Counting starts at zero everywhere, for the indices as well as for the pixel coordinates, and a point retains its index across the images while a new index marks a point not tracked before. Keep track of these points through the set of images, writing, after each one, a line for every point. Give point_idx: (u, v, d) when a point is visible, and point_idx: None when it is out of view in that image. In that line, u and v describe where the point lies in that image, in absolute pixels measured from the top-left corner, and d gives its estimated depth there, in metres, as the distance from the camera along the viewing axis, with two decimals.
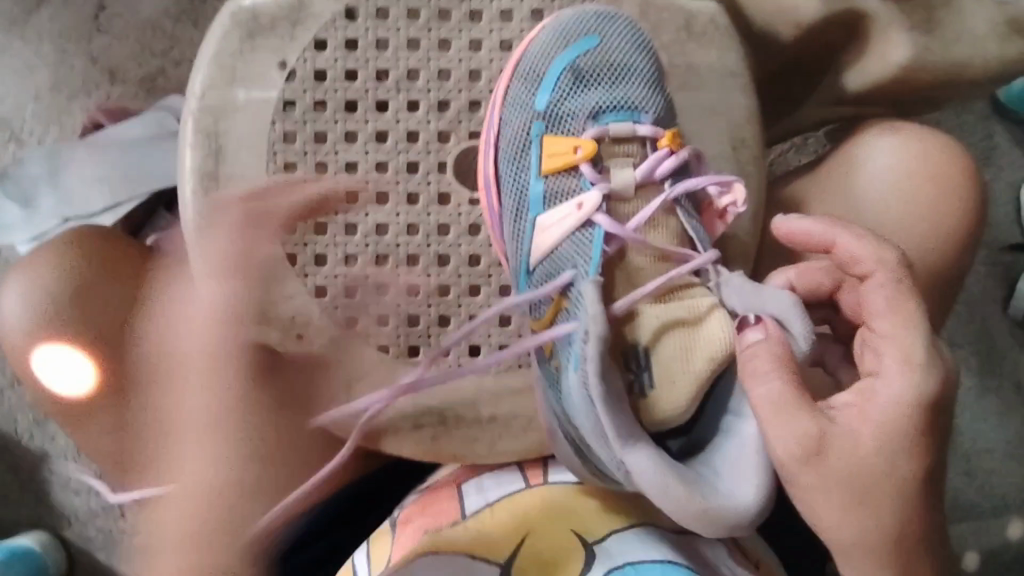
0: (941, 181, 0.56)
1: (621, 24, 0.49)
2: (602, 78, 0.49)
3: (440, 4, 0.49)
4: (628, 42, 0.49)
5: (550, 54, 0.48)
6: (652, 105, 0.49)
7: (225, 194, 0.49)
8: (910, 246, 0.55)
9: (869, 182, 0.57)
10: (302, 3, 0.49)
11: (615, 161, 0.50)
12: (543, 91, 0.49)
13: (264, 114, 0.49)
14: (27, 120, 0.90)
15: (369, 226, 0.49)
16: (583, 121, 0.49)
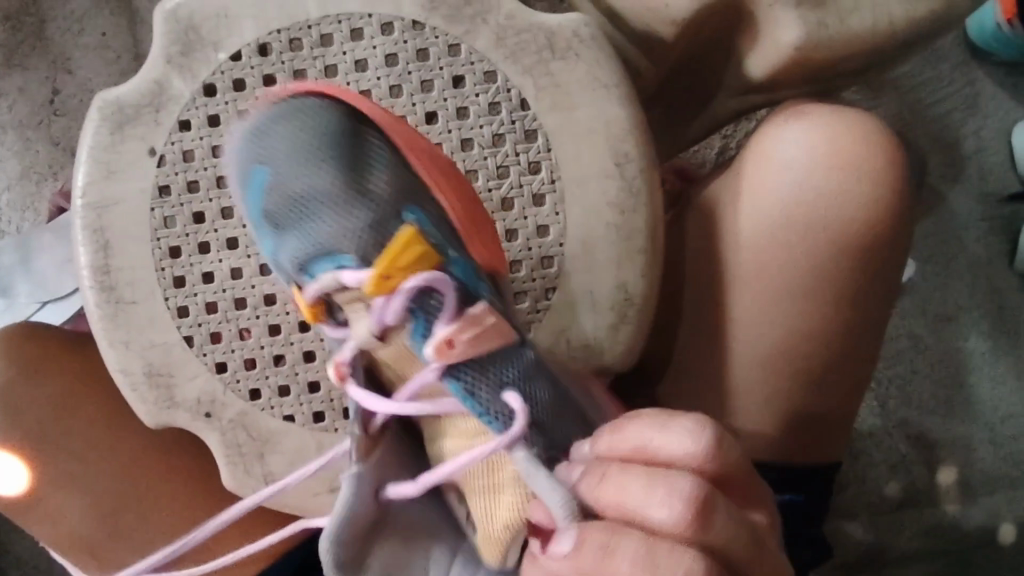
0: (857, 160, 0.53)
1: (303, 122, 0.43)
2: (296, 213, 0.43)
3: (294, 65, 0.48)
4: (294, 159, 0.43)
5: (249, 199, 0.44)
6: (352, 220, 0.42)
7: (118, 286, 0.49)
8: (839, 228, 0.52)
9: (778, 170, 0.54)
10: (161, 86, 0.49)
11: (350, 307, 0.43)
12: (263, 239, 0.45)
13: (143, 202, 0.49)
14: (2, 209, 0.92)
15: (257, 297, 0.49)
16: (298, 275, 0.44)
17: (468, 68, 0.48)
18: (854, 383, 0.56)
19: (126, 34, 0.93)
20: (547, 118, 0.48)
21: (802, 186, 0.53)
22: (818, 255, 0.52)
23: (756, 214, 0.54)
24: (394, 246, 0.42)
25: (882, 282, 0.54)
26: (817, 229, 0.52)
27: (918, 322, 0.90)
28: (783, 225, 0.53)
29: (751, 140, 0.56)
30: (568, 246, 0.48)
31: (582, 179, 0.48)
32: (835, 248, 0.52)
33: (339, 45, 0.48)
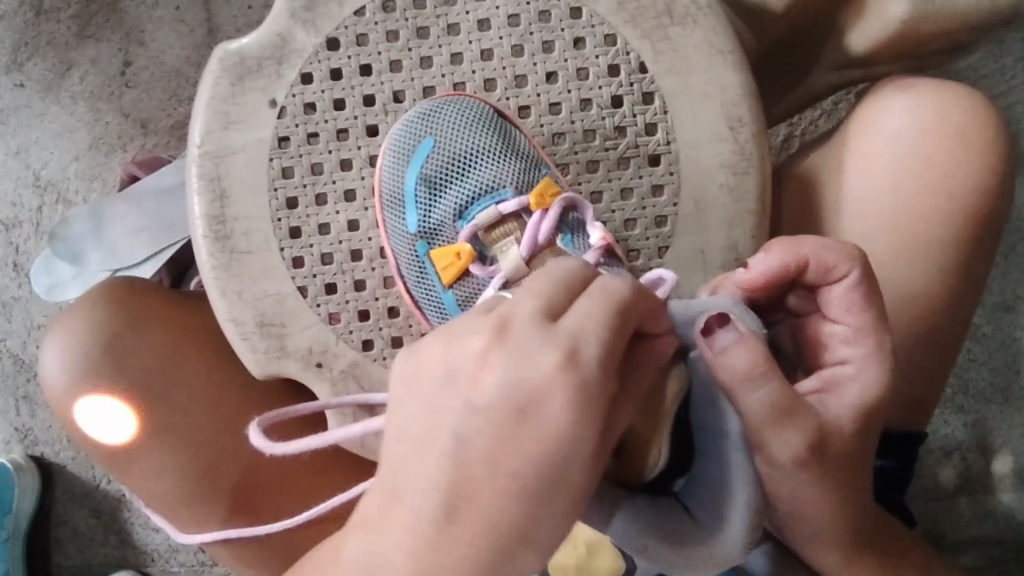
0: (964, 132, 0.53)
1: (466, 108, 0.49)
2: (455, 171, 0.51)
3: (417, 22, 0.50)
4: (460, 132, 0.50)
5: (402, 175, 0.50)
6: (510, 177, 0.51)
7: (234, 236, 0.51)
8: (945, 198, 0.52)
9: (883, 141, 0.54)
10: (284, 40, 0.50)
11: (500, 246, 0.51)
12: (410, 209, 0.51)
13: (262, 152, 0.50)
14: (71, 179, 0.92)
15: (374, 250, 0.51)
16: (453, 224, 0.52)
17: (589, 30, 0.49)
18: (946, 351, 0.56)
19: (197, 6, 0.92)
20: (664, 81, 0.49)
21: (905, 156, 0.53)
22: (922, 224, 0.53)
23: (861, 185, 0.54)
24: (537, 190, 0.49)
25: (981, 252, 0.54)
26: (921, 199, 0.53)
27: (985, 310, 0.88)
28: (885, 194, 0.53)
29: (853, 114, 0.56)
30: (681, 207, 0.49)
31: (697, 142, 0.49)
32: (937, 216, 0.52)
33: (462, 5, 0.50)
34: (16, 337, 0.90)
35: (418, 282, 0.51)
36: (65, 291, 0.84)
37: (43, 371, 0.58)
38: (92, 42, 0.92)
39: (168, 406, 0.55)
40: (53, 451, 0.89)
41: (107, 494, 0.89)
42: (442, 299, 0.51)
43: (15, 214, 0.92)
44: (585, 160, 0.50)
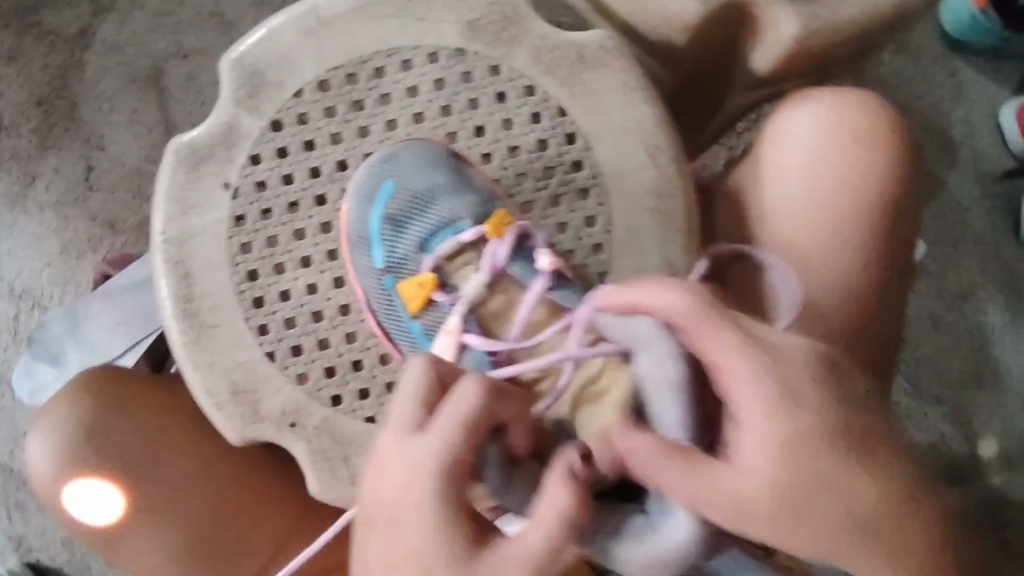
0: (866, 133, 0.57)
1: (419, 148, 0.53)
2: (416, 208, 0.54)
3: (353, 96, 0.54)
4: (419, 174, 0.53)
5: (366, 217, 0.53)
6: (464, 210, 0.54)
7: (200, 312, 0.53)
8: (864, 193, 0.57)
9: (799, 142, 0.58)
10: (232, 126, 0.54)
11: (459, 276, 0.54)
12: (376, 247, 0.53)
13: (221, 232, 0.54)
14: (44, 285, 0.95)
15: (334, 308, 0.54)
16: (417, 257, 0.54)
17: (509, 84, 0.54)
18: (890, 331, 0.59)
19: (152, 107, 0.97)
20: (585, 120, 0.53)
21: (822, 153, 0.57)
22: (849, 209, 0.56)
23: (790, 198, 0.57)
24: (492, 222, 0.52)
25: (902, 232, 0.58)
26: (847, 198, 0.56)
27: None
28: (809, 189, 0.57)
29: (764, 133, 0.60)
30: (615, 231, 0.53)
31: (623, 171, 0.53)
32: (864, 199, 0.56)
33: (392, 76, 0.54)
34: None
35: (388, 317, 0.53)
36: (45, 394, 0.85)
37: (30, 462, 0.60)
38: (54, 151, 0.96)
39: (150, 484, 0.57)
40: (47, 557, 0.89)
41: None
42: (408, 329, 0.53)
43: None
44: (522, 201, 0.54)
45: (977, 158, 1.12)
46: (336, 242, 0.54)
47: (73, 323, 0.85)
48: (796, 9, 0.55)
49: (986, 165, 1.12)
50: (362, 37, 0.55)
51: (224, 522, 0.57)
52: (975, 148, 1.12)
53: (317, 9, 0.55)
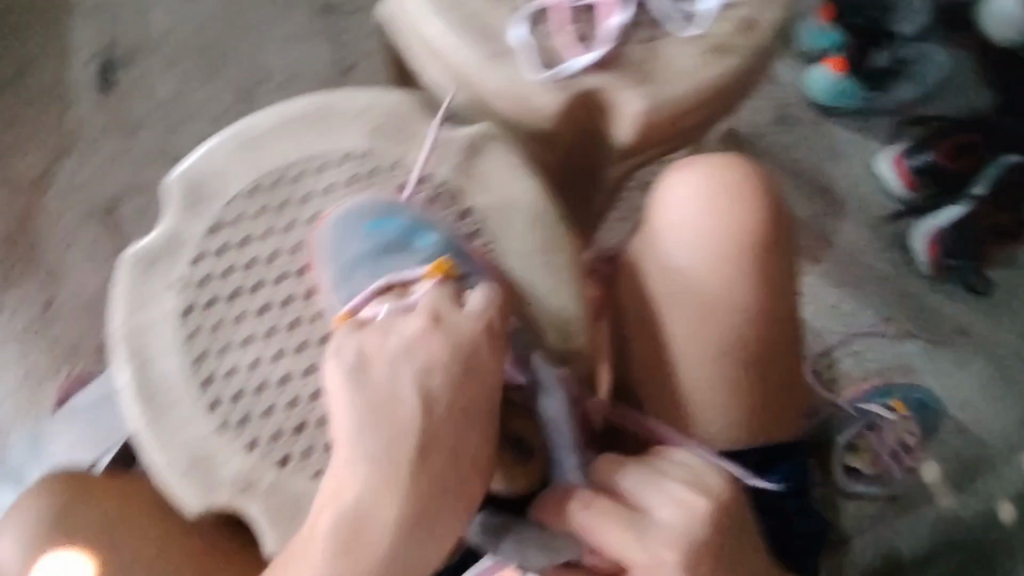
0: (723, 202, 0.69)
1: (344, 227, 0.61)
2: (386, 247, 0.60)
3: (281, 196, 0.64)
4: (343, 242, 0.61)
5: (340, 231, 0.61)
6: (416, 249, 0.60)
7: (158, 393, 0.61)
8: (716, 265, 0.68)
9: (676, 228, 0.69)
10: (174, 234, 0.63)
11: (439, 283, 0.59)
12: (373, 221, 0.61)
13: (170, 324, 0.62)
14: None
15: (275, 378, 0.61)
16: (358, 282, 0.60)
17: (417, 173, 0.65)
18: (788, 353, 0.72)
19: None
20: (478, 198, 0.65)
21: (699, 226, 0.69)
22: (723, 269, 0.68)
23: (665, 268, 0.70)
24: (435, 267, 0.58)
25: (782, 277, 0.70)
26: (702, 269, 0.68)
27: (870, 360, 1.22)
28: (697, 278, 0.68)
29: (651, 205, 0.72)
30: (517, 284, 0.63)
31: (514, 234, 0.64)
32: (727, 267, 0.68)
33: (315, 176, 0.64)
34: None
35: (385, 264, 0.60)
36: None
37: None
38: None
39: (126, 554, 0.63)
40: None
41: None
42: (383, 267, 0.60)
43: None
44: None
45: (865, 205, 1.27)
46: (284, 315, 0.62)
47: (39, 442, 0.95)
48: (639, 90, 0.68)
49: (874, 210, 1.27)
50: (285, 148, 0.64)
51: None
52: (861, 199, 1.27)
53: (243, 131, 0.65)
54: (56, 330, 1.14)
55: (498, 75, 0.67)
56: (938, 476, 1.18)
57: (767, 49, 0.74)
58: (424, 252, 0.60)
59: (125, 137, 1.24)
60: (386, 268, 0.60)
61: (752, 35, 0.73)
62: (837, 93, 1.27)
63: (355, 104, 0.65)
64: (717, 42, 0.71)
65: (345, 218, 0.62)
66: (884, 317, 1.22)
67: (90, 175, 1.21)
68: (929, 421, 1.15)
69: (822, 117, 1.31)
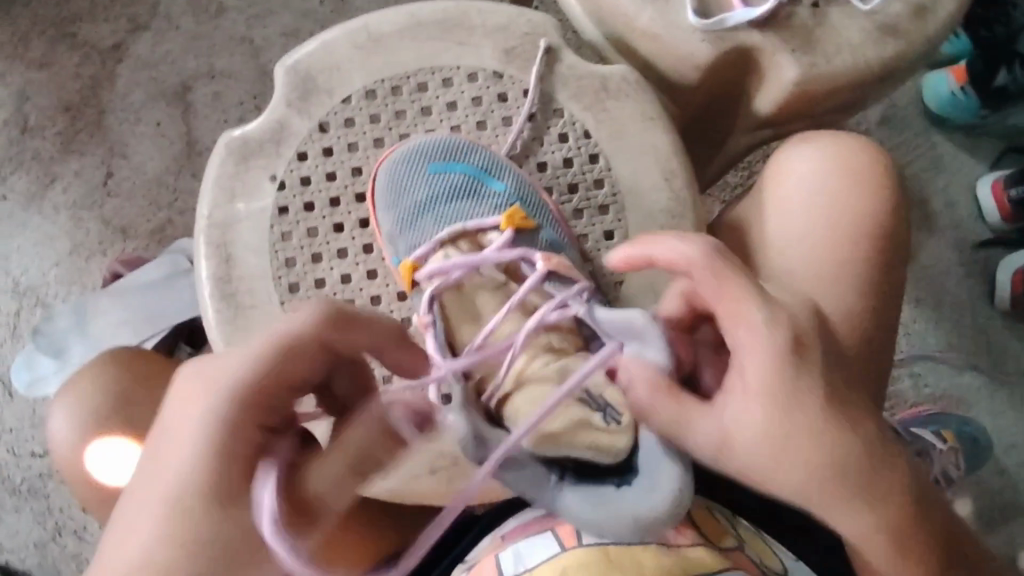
0: (845, 175, 0.65)
1: (393, 168, 0.57)
2: (445, 199, 0.59)
3: (396, 106, 0.59)
4: (419, 186, 0.58)
5: (404, 167, 0.57)
6: (487, 207, 0.58)
7: (239, 290, 0.57)
8: (830, 239, 0.63)
9: (789, 188, 0.65)
10: (281, 125, 0.59)
11: (491, 237, 0.58)
12: (439, 166, 0.58)
13: (264, 220, 0.58)
14: (50, 284, 1.04)
15: (365, 299, 0.57)
16: (432, 230, 0.58)
17: (543, 106, 0.60)
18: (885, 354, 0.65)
19: (176, 122, 1.07)
20: (605, 143, 0.59)
21: (814, 199, 0.64)
22: (838, 243, 0.63)
23: (781, 233, 0.64)
24: (507, 212, 0.57)
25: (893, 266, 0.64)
26: (819, 243, 0.63)
27: (926, 385, 1.16)
28: (811, 251, 0.63)
29: (767, 176, 0.67)
30: (632, 244, 0.59)
31: (638, 189, 0.59)
32: (845, 245, 0.63)
33: (434, 91, 0.60)
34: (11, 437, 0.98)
35: (444, 217, 0.59)
36: (43, 386, 0.92)
37: (53, 441, 0.67)
38: (76, 156, 1.07)
39: None
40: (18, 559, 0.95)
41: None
42: (454, 218, 0.59)
43: None
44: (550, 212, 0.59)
45: (957, 225, 1.19)
46: (389, 230, 0.58)
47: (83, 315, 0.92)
48: (798, 58, 0.62)
49: (965, 231, 1.19)
50: (409, 54, 0.59)
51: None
52: (956, 217, 1.19)
53: (368, 27, 0.59)
54: (110, 210, 1.05)
55: (648, 10, 0.62)
56: (969, 511, 1.14)
57: (940, 39, 0.67)
58: (497, 199, 0.58)
59: (206, 10, 1.10)
60: (448, 214, 0.59)
61: (928, 20, 0.65)
62: (960, 104, 1.16)
63: (491, 20, 0.60)
64: (891, 21, 0.64)
65: (393, 160, 0.57)
66: (952, 344, 1.17)
67: (164, 49, 1.09)
68: (978, 458, 1.10)
69: (931, 128, 1.21)
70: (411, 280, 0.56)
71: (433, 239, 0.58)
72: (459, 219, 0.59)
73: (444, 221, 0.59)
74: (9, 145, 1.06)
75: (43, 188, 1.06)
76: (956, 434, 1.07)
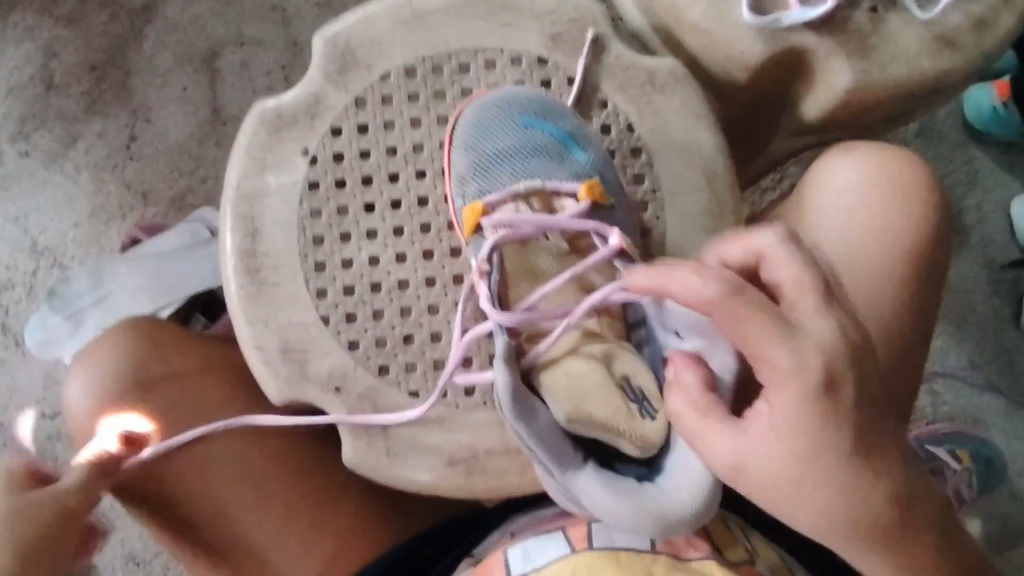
0: (890, 185, 0.63)
1: (480, 114, 0.56)
2: (525, 153, 0.56)
3: (436, 87, 0.58)
4: (499, 135, 0.56)
5: (487, 116, 0.56)
6: (567, 169, 0.56)
7: (263, 265, 0.56)
8: (874, 250, 0.61)
9: (830, 201, 0.63)
10: (318, 99, 0.57)
11: (565, 205, 0.55)
12: (526, 120, 0.56)
13: (293, 195, 0.56)
14: (68, 245, 1.03)
15: (391, 282, 0.55)
16: (505, 180, 0.56)
17: (587, 96, 0.58)
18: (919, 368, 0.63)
19: (204, 89, 1.06)
20: (648, 139, 0.58)
21: (859, 209, 0.63)
22: (884, 253, 0.61)
23: (828, 241, 0.62)
24: (587, 183, 0.54)
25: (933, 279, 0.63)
26: (864, 253, 0.61)
27: (943, 403, 1.14)
28: (857, 262, 0.61)
29: (811, 178, 0.65)
30: (668, 245, 0.57)
31: (678, 188, 0.57)
32: (891, 257, 0.61)
33: (476, 73, 0.58)
34: (20, 395, 0.98)
35: (520, 172, 0.56)
36: (55, 346, 0.92)
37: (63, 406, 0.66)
38: (100, 116, 1.05)
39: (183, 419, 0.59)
40: None
41: None
42: (533, 174, 0.56)
43: (8, 277, 1.01)
44: None
45: (988, 243, 1.17)
46: (421, 213, 0.56)
47: (99, 280, 0.91)
48: (852, 64, 0.60)
49: (996, 250, 1.17)
50: (453, 34, 0.58)
51: (244, 489, 0.58)
52: (987, 234, 1.17)
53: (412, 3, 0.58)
54: (131, 173, 1.04)
55: (702, 4, 0.61)
56: (978, 533, 1.12)
57: (999, 53, 0.64)
58: (579, 166, 0.56)
59: None
60: (526, 169, 0.56)
61: (988, 33, 0.63)
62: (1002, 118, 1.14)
63: (539, 5, 0.58)
64: (949, 31, 0.62)
65: (483, 105, 0.56)
66: (973, 362, 1.15)
67: (195, 13, 1.07)
68: (990, 480, 1.08)
69: (968, 142, 1.18)
70: (474, 224, 0.54)
71: (504, 190, 0.56)
72: (534, 175, 0.56)
73: (520, 173, 0.56)
74: (33, 101, 1.05)
75: (66, 147, 1.05)
76: (972, 454, 1.05)
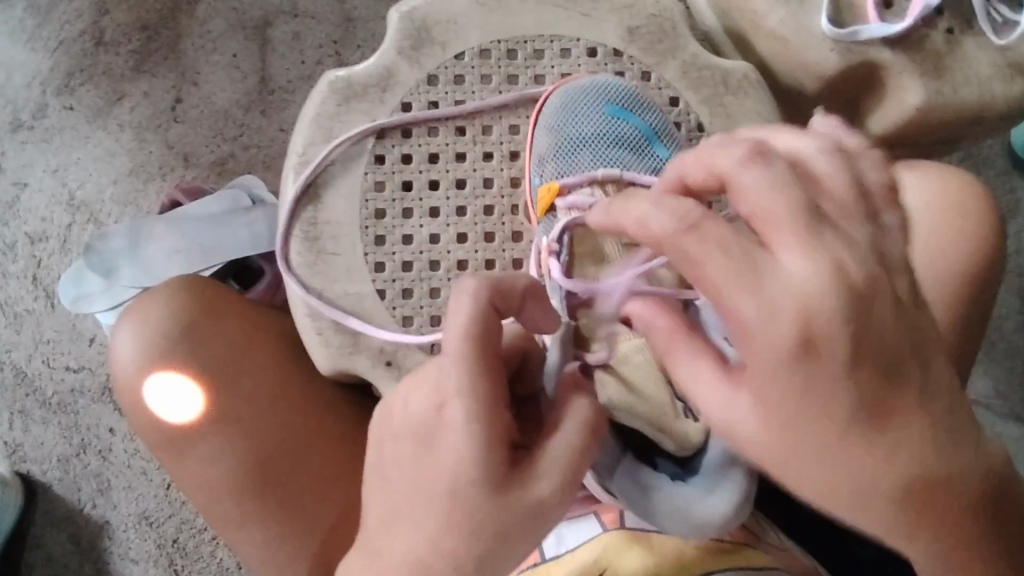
0: (951, 207, 0.60)
1: (573, 96, 0.56)
2: (606, 141, 0.56)
3: (509, 70, 0.58)
4: (587, 119, 0.56)
5: (580, 99, 0.56)
6: (644, 163, 0.56)
7: (324, 235, 0.56)
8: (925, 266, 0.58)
9: None
10: (390, 72, 0.57)
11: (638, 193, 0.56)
12: (616, 109, 0.56)
13: (358, 167, 0.56)
14: (105, 202, 1.02)
15: (451, 262, 0.56)
16: (585, 166, 0.56)
17: (658, 92, 0.58)
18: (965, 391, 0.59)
19: (253, 56, 1.06)
20: (717, 140, 0.58)
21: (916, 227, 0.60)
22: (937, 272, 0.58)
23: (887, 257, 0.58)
24: None
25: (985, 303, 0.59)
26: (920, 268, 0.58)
27: None
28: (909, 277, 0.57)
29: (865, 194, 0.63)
30: None
31: None
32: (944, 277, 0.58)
33: (550, 60, 0.58)
34: (44, 347, 0.97)
35: (599, 159, 0.56)
36: (88, 303, 0.92)
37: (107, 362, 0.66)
38: (147, 76, 1.05)
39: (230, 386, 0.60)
40: (40, 470, 0.95)
41: (92, 517, 0.94)
42: (610, 162, 0.56)
43: (44, 229, 1.01)
44: None
45: None
46: (485, 195, 0.57)
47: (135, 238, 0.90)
48: (925, 82, 0.59)
49: None
50: (530, 19, 0.58)
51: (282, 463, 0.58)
52: None
53: None
54: (174, 135, 1.04)
55: (780, 10, 0.60)
56: None
57: None
58: (658, 163, 0.56)
59: None
60: (607, 157, 0.56)
61: None
62: None
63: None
64: None
65: (577, 87, 0.56)
66: None
67: None
68: None
69: None
70: (549, 205, 0.54)
71: (583, 172, 0.56)
72: (610, 163, 0.56)
73: (598, 159, 0.56)
74: (82, 56, 1.05)
75: (111, 104, 1.04)
76: None
